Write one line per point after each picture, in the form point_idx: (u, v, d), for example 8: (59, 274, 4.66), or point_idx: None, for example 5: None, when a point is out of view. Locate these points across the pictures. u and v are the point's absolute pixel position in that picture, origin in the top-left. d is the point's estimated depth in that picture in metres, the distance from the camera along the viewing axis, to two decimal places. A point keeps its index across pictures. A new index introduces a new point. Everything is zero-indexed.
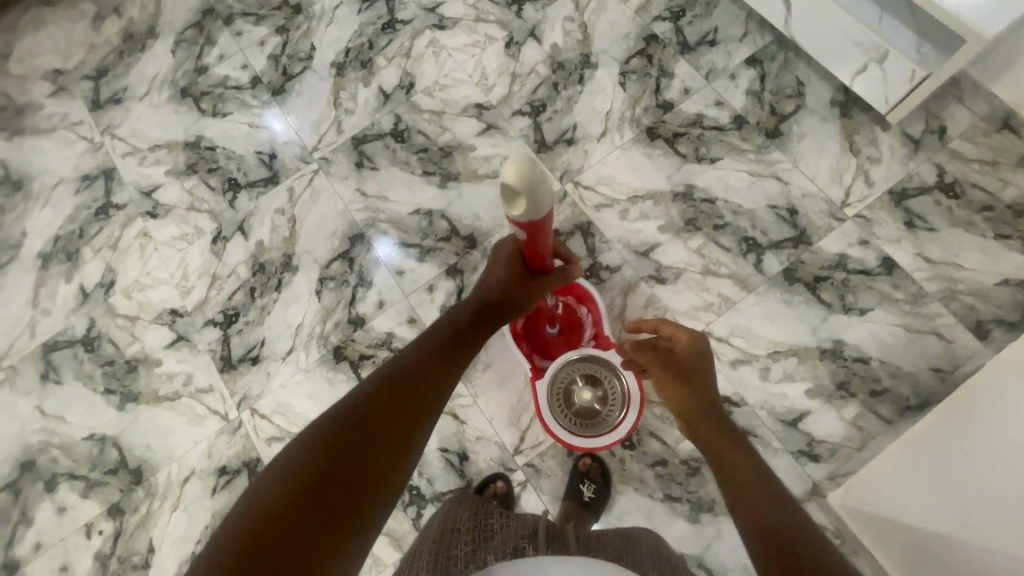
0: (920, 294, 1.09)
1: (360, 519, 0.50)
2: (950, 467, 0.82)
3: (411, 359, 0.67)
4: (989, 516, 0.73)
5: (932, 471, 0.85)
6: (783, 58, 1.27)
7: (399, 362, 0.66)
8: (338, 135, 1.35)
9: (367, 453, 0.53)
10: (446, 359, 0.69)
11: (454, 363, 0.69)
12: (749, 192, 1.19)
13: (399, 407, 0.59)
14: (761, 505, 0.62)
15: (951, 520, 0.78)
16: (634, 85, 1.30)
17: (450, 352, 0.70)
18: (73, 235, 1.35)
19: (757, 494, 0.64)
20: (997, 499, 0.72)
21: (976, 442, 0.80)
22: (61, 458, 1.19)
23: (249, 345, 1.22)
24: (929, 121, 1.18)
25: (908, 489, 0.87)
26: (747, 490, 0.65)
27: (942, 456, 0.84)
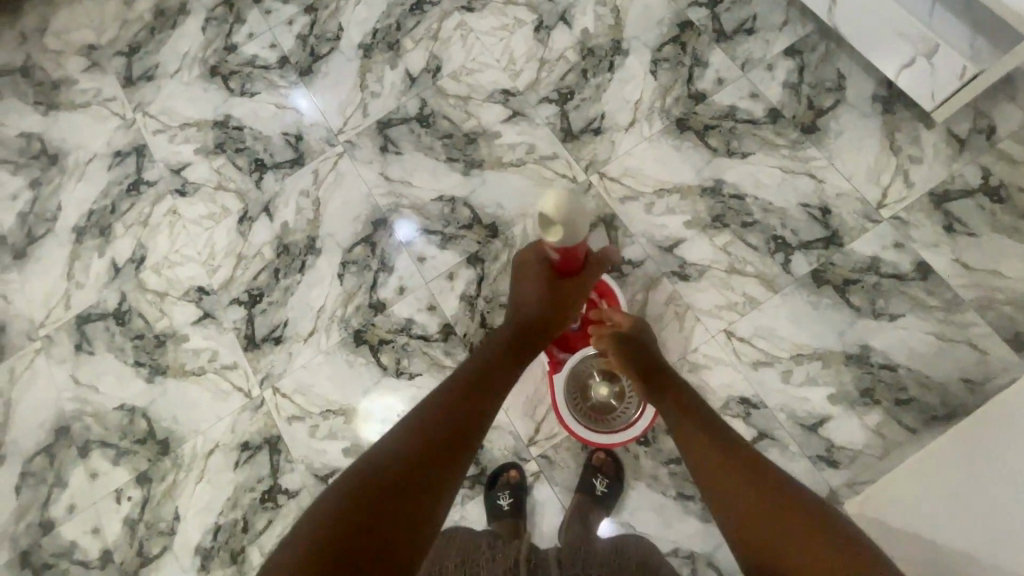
0: (956, 301, 1.05)
1: (402, 559, 0.54)
2: (962, 478, 0.81)
3: (445, 401, 0.69)
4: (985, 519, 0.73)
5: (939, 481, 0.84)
6: (824, 48, 1.21)
7: (434, 402, 0.69)
8: (364, 118, 1.35)
9: (403, 500, 0.57)
10: (479, 398, 0.72)
11: (485, 402, 0.72)
12: (781, 189, 1.15)
13: (433, 455, 0.62)
14: (747, 493, 0.63)
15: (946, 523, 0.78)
16: (666, 73, 1.26)
17: (484, 391, 0.73)
18: (105, 211, 1.39)
19: (744, 477, 0.65)
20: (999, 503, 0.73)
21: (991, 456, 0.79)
22: (94, 426, 1.24)
23: (272, 325, 1.24)
24: (977, 120, 1.12)
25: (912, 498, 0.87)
26: (730, 481, 0.66)
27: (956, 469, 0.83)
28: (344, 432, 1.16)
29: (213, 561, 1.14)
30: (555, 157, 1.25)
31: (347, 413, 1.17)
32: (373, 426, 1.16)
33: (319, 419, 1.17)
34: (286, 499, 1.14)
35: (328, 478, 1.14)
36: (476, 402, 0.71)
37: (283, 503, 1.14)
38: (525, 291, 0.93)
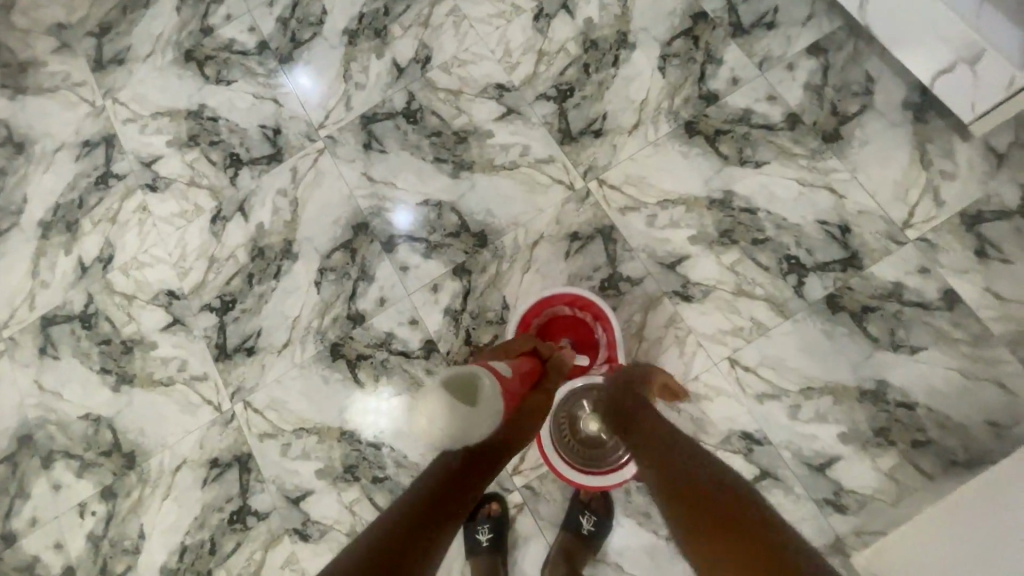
0: (984, 335, 0.96)
1: None
2: (969, 515, 0.80)
3: (447, 466, 0.71)
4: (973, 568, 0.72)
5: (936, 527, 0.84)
6: (852, 47, 1.10)
7: (439, 464, 0.71)
8: (347, 111, 1.25)
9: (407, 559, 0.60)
10: (473, 480, 0.71)
11: (485, 471, 0.73)
12: (797, 203, 1.05)
13: (416, 546, 0.62)
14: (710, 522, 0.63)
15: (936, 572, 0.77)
16: (676, 71, 1.15)
17: (476, 469, 0.71)
18: (73, 205, 1.30)
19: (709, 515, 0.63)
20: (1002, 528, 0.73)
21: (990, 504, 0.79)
22: (57, 435, 1.18)
23: (244, 335, 1.17)
24: (1019, 133, 1.01)
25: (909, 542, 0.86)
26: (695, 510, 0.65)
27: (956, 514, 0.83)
28: (318, 453, 1.09)
29: None
30: (552, 161, 1.15)
31: (321, 432, 1.10)
32: (369, 420, 1.09)
33: (291, 438, 1.10)
34: (256, 521, 1.08)
35: (299, 501, 1.08)
36: (469, 481, 0.70)
37: (252, 526, 1.08)
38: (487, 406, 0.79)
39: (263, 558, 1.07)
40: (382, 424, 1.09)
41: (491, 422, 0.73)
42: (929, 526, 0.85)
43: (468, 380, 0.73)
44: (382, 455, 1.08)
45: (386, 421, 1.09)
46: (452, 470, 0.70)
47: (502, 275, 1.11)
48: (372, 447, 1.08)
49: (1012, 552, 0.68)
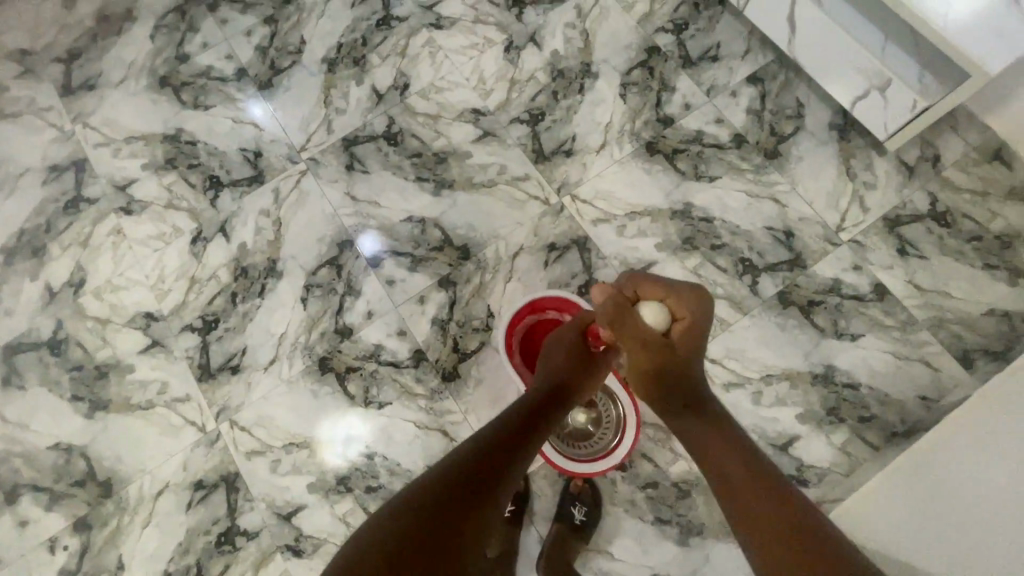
0: (910, 321, 1.10)
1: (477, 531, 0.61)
2: (940, 469, 0.89)
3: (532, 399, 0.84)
4: (996, 541, 0.73)
5: (941, 500, 0.84)
6: (784, 78, 1.26)
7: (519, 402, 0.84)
8: (328, 135, 1.30)
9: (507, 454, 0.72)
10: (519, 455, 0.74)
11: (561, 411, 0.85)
12: (747, 213, 1.18)
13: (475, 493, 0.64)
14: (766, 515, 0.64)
15: (949, 545, 0.78)
16: (635, 97, 1.28)
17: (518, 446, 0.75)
18: (39, 230, 1.27)
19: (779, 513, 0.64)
20: (982, 477, 0.81)
21: (991, 464, 0.82)
22: (23, 467, 1.12)
23: (229, 354, 1.17)
24: (924, 150, 1.19)
25: (913, 518, 0.86)
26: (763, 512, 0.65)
27: (962, 482, 0.83)
28: (309, 467, 1.10)
29: None
30: (528, 178, 1.24)
31: (311, 446, 1.11)
32: (336, 450, 1.10)
33: (281, 454, 1.11)
34: (246, 541, 1.07)
35: (291, 516, 1.07)
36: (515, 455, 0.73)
37: (242, 546, 1.06)
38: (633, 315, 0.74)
39: None
40: (351, 452, 1.10)
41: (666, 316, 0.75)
42: (927, 492, 0.88)
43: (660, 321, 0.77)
44: (375, 464, 1.10)
45: (355, 448, 1.10)
46: (497, 439, 0.74)
47: (486, 285, 1.18)
48: (364, 458, 1.10)
49: (1009, 496, 0.76)
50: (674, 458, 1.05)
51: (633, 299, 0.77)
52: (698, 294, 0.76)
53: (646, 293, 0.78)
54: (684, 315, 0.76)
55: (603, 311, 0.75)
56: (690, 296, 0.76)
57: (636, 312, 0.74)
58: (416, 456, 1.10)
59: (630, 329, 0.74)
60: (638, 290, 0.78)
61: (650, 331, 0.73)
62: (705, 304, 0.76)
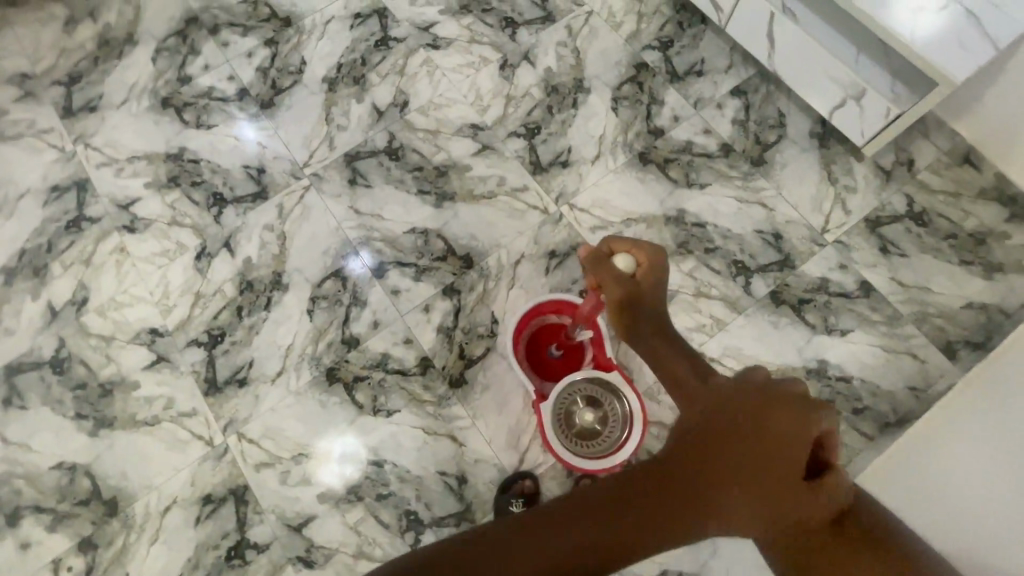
0: (895, 316, 1.16)
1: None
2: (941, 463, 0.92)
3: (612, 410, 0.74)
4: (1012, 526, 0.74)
5: (947, 492, 0.86)
6: (766, 90, 1.34)
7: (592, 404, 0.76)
8: (331, 151, 1.33)
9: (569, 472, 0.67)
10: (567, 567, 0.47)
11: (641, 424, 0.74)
12: (737, 217, 1.24)
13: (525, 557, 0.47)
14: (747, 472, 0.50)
15: (961, 530, 0.79)
16: (627, 111, 1.34)
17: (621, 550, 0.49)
18: (39, 250, 1.26)
19: (676, 474, 0.51)
20: (989, 466, 0.84)
21: (994, 454, 0.84)
22: (25, 489, 1.10)
23: (236, 367, 1.18)
24: (899, 154, 1.27)
25: (915, 505, 0.88)
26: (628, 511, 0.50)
27: (960, 476, 0.87)
28: (318, 478, 1.10)
29: None
30: (527, 189, 1.28)
31: (320, 455, 1.12)
32: (331, 469, 1.11)
33: (291, 465, 1.11)
34: (256, 554, 1.06)
35: (302, 527, 1.08)
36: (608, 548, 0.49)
37: (252, 559, 1.06)
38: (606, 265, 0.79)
39: None
40: (347, 470, 1.11)
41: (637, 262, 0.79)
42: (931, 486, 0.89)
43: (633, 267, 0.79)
44: (385, 472, 1.11)
45: (351, 468, 1.11)
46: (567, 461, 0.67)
47: (489, 293, 1.21)
48: (374, 466, 1.11)
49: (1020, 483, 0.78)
50: None
51: (608, 254, 0.80)
52: (661, 252, 0.79)
53: (621, 248, 0.81)
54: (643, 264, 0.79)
55: (589, 270, 0.80)
56: (651, 254, 0.79)
57: (612, 263, 0.78)
58: (425, 462, 1.11)
59: (606, 278, 0.77)
60: (612, 245, 0.81)
61: (620, 273, 0.77)
62: (660, 260, 0.79)
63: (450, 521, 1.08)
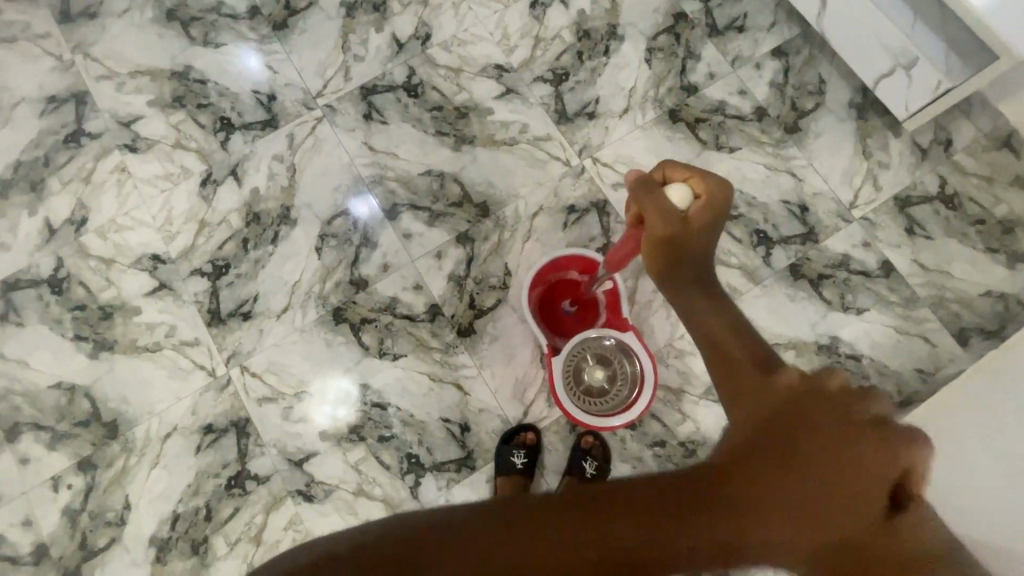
0: (913, 298, 1.14)
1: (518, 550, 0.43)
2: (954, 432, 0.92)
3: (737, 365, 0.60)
4: None
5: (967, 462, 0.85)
6: (808, 53, 1.27)
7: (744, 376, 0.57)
8: (346, 82, 1.26)
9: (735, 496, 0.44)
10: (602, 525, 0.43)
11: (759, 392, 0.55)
12: (765, 185, 1.20)
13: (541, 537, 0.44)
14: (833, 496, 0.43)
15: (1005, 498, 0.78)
16: (660, 63, 1.27)
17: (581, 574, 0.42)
18: (36, 163, 1.20)
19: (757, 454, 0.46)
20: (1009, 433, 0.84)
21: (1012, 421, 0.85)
22: (24, 406, 1.09)
23: (240, 300, 1.15)
24: (937, 133, 1.22)
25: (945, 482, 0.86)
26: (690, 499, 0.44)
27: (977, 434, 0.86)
28: (318, 414, 1.10)
29: (171, 552, 1.05)
30: (549, 139, 1.23)
31: (317, 393, 1.11)
32: (323, 411, 1.10)
33: (292, 401, 1.11)
34: (255, 485, 1.07)
35: (303, 462, 1.08)
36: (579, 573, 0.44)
37: (252, 490, 1.07)
38: (652, 197, 0.70)
39: (265, 521, 1.06)
40: (338, 415, 1.10)
41: (712, 203, 0.71)
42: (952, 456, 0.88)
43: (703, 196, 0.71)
44: (388, 415, 1.10)
45: (343, 412, 1.10)
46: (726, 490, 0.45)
47: (503, 244, 1.18)
48: (377, 408, 1.11)
49: None
50: (682, 418, 1.09)
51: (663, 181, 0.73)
52: (721, 186, 0.71)
53: (677, 177, 0.73)
54: (700, 202, 0.71)
55: (631, 194, 0.72)
56: (712, 186, 0.71)
57: (662, 190, 0.71)
58: (429, 406, 1.11)
59: (652, 205, 0.70)
60: (668, 172, 0.74)
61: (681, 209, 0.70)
62: (721, 192, 0.71)
63: (450, 466, 1.09)
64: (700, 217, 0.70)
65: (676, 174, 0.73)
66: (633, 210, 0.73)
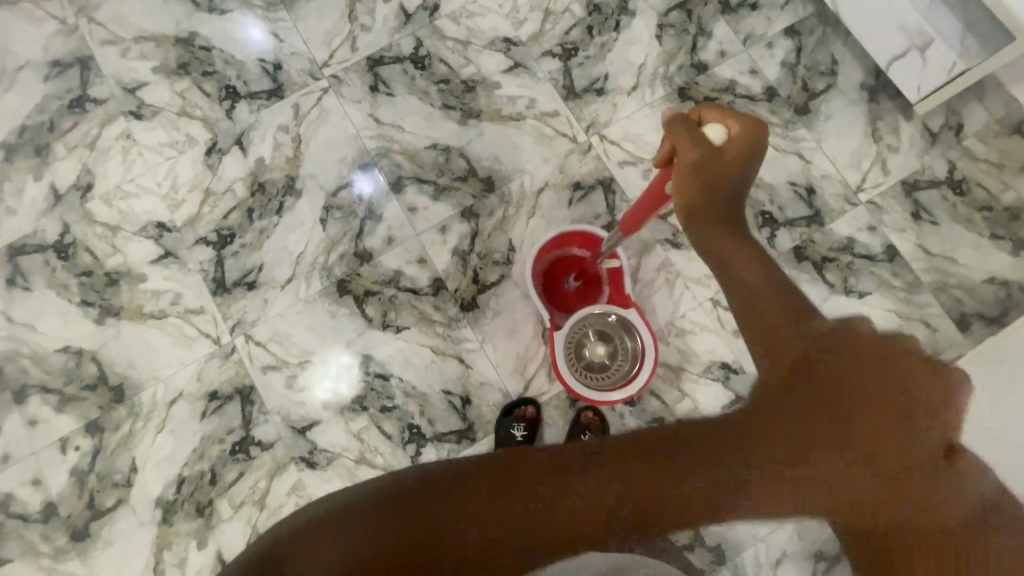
0: (915, 283, 1.15)
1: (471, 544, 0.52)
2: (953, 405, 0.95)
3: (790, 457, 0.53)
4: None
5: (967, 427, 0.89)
6: (822, 33, 1.25)
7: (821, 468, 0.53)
8: (352, 52, 1.24)
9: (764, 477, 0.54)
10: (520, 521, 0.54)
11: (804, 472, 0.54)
12: (772, 166, 1.19)
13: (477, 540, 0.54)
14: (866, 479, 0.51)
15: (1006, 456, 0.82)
16: (671, 40, 1.25)
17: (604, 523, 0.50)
18: (41, 129, 1.20)
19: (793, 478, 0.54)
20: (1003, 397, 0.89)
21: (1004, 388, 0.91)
22: (31, 369, 1.11)
23: (245, 270, 1.16)
24: (949, 117, 1.21)
25: None
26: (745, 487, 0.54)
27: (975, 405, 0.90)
28: (321, 383, 1.12)
29: (177, 514, 1.07)
30: (556, 114, 1.22)
31: (321, 363, 1.12)
32: (324, 385, 1.12)
33: (296, 370, 1.12)
34: (259, 451, 1.09)
35: (307, 430, 1.10)
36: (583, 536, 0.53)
37: (256, 455, 1.09)
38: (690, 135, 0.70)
39: (268, 486, 1.08)
40: (340, 387, 1.12)
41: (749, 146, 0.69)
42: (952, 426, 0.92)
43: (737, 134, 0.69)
44: (390, 386, 1.12)
45: (343, 388, 1.12)
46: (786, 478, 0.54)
47: (508, 220, 1.18)
48: (380, 379, 1.12)
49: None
50: (681, 396, 1.10)
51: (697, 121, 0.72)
52: (761, 128, 0.70)
53: (712, 118, 0.72)
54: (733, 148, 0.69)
55: (667, 131, 0.72)
56: (748, 123, 0.69)
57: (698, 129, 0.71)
58: (430, 379, 1.12)
59: (684, 134, 0.70)
60: (704, 112, 0.73)
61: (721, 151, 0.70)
62: (756, 130, 0.69)
63: (451, 438, 1.10)
64: (733, 156, 0.69)
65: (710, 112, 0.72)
66: (664, 145, 0.73)
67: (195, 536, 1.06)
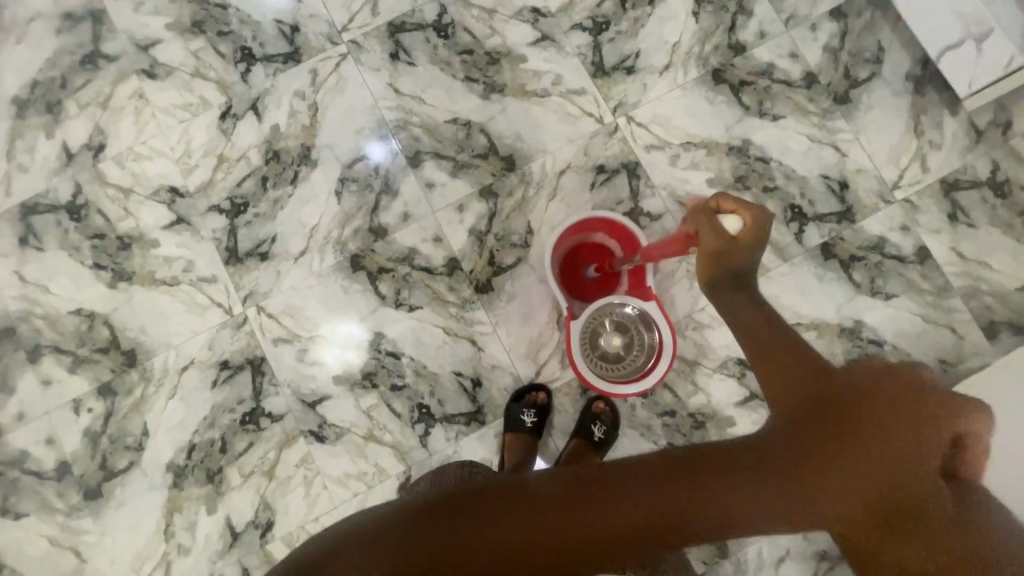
0: (945, 288, 1.11)
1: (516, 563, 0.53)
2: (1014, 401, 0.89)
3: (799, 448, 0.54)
4: None
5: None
6: (870, 16, 1.18)
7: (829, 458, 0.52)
8: (373, 17, 1.19)
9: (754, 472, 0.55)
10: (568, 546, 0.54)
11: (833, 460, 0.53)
12: (805, 157, 1.14)
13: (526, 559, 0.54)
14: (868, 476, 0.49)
15: None
16: (708, 18, 1.18)
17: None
18: (53, 85, 1.17)
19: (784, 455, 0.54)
20: None
21: None
22: (45, 329, 1.11)
23: (258, 240, 1.14)
24: (997, 114, 1.14)
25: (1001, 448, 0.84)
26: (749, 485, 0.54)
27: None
28: (331, 357, 1.11)
29: (187, 479, 1.09)
30: (584, 93, 1.17)
31: (331, 338, 1.12)
32: (335, 356, 1.11)
33: (308, 344, 1.11)
34: (269, 423, 1.10)
35: (316, 404, 1.10)
36: None
37: (266, 427, 1.09)
38: (705, 226, 0.78)
39: (277, 457, 1.09)
40: (351, 359, 1.11)
41: (758, 241, 0.76)
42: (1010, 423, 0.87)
43: (752, 225, 0.76)
44: (401, 364, 1.11)
45: (353, 364, 1.11)
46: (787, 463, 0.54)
47: (528, 201, 1.14)
48: (391, 357, 1.11)
49: None
50: (694, 390, 1.09)
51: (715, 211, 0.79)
52: (770, 221, 0.77)
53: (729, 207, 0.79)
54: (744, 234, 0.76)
55: (691, 218, 0.81)
56: (757, 214, 0.76)
57: (716, 221, 0.78)
58: (442, 360, 1.11)
59: (706, 225, 0.77)
60: (721, 203, 0.79)
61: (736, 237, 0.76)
62: (763, 221, 0.76)
63: (460, 419, 1.10)
64: (748, 244, 0.76)
65: (725, 202, 0.79)
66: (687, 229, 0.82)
67: (205, 501, 1.08)
